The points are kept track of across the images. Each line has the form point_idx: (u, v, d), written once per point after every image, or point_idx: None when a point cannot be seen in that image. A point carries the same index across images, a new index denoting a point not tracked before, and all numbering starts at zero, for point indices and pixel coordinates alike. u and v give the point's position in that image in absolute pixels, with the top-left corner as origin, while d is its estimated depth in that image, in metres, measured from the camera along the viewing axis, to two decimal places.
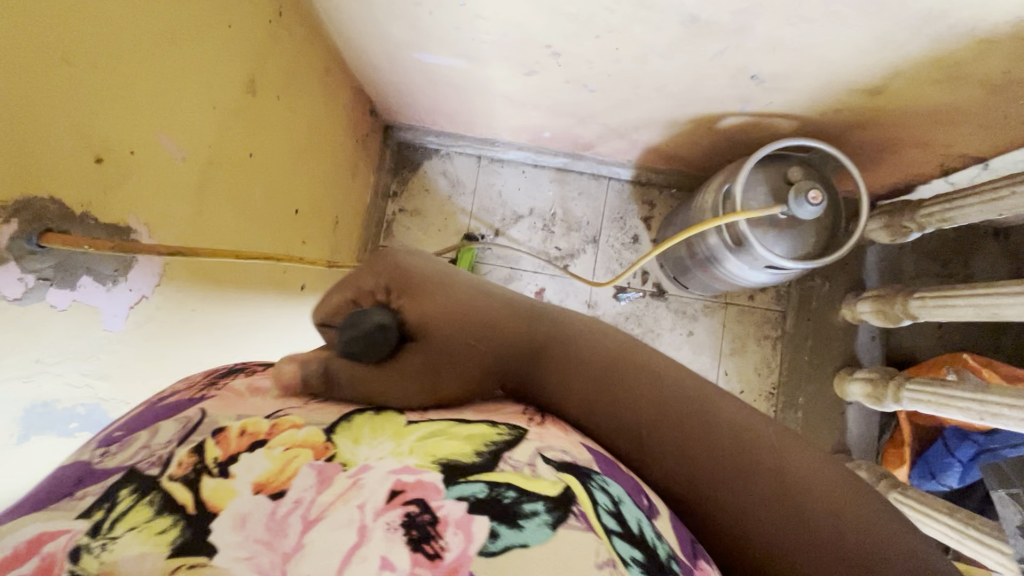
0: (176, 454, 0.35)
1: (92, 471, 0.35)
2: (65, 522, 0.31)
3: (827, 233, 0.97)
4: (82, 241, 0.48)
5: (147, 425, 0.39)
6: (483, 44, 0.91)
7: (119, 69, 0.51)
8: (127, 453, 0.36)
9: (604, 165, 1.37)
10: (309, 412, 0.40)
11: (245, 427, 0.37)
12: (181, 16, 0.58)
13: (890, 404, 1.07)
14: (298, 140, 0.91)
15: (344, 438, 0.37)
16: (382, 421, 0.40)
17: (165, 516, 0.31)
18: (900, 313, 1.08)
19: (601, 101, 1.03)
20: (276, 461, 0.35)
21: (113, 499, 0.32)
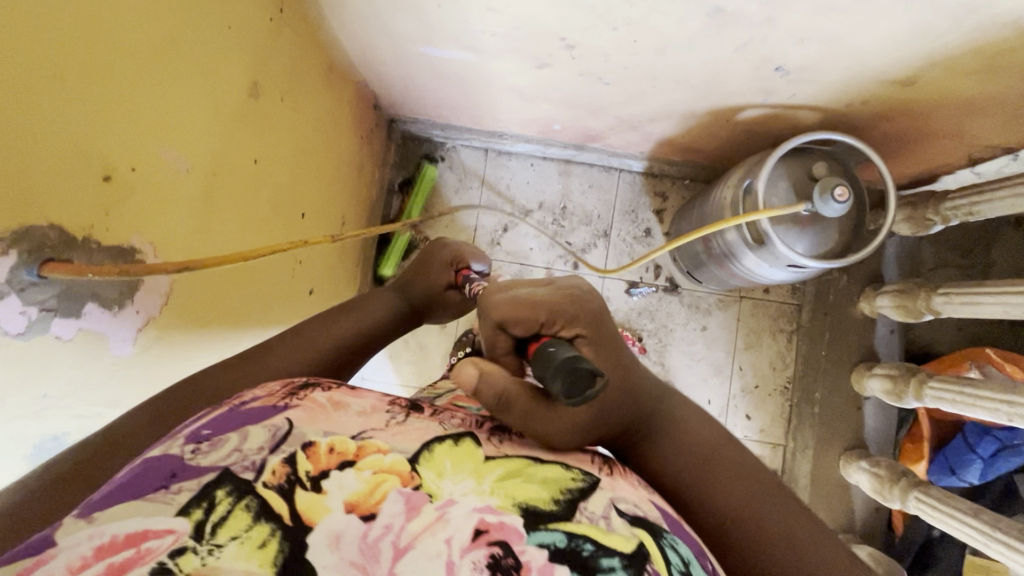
0: (269, 462, 0.41)
1: (185, 466, 0.39)
2: (168, 523, 0.35)
3: (851, 230, 0.94)
4: (85, 268, 0.46)
5: (232, 428, 0.44)
6: (494, 37, 0.87)
7: (116, 81, 0.49)
8: (219, 454, 0.41)
9: (616, 157, 1.33)
10: (389, 437, 0.46)
11: (333, 444, 0.44)
12: (178, 19, 0.55)
13: (911, 401, 1.05)
14: (303, 141, 0.88)
15: (428, 468, 0.44)
16: (458, 450, 0.46)
17: (262, 523, 0.37)
18: (922, 308, 1.06)
19: (616, 94, 1.00)
20: (366, 484, 0.41)
21: (210, 499, 0.37)
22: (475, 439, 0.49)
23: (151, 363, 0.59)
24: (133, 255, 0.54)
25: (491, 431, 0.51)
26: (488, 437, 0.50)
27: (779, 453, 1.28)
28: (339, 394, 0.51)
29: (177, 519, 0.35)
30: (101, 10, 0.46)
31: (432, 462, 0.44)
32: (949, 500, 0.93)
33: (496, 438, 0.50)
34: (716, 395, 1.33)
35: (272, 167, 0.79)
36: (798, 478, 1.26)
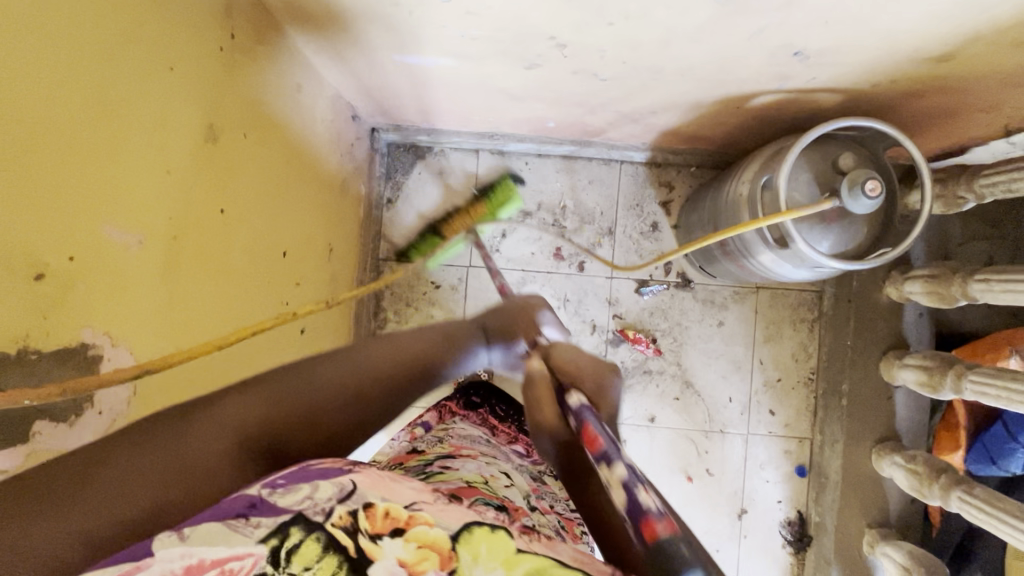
0: (337, 507, 0.41)
1: (263, 499, 0.40)
2: (249, 547, 0.37)
3: (879, 222, 0.86)
4: (19, 396, 0.39)
5: (307, 474, 0.44)
6: (475, 41, 0.77)
7: (35, 167, 0.41)
8: (293, 496, 0.41)
9: (616, 149, 1.25)
10: (438, 512, 0.43)
11: (389, 509, 0.42)
12: (103, 73, 0.47)
13: (948, 393, 0.99)
14: (277, 173, 0.80)
15: (465, 550, 0.40)
16: (497, 534, 0.42)
17: (329, 560, 0.38)
18: (957, 295, 0.99)
19: (614, 90, 0.90)
20: (410, 555, 0.39)
21: (285, 531, 0.38)
22: (509, 532, 0.43)
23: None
24: (85, 354, 0.48)
25: (522, 529, 0.46)
26: (519, 531, 0.44)
27: (806, 448, 1.28)
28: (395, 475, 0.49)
29: (258, 544, 0.37)
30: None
31: (469, 543, 0.40)
32: (996, 502, 0.87)
33: (526, 534, 0.44)
34: (737, 392, 1.28)
35: (244, 212, 0.71)
36: (828, 473, 1.22)
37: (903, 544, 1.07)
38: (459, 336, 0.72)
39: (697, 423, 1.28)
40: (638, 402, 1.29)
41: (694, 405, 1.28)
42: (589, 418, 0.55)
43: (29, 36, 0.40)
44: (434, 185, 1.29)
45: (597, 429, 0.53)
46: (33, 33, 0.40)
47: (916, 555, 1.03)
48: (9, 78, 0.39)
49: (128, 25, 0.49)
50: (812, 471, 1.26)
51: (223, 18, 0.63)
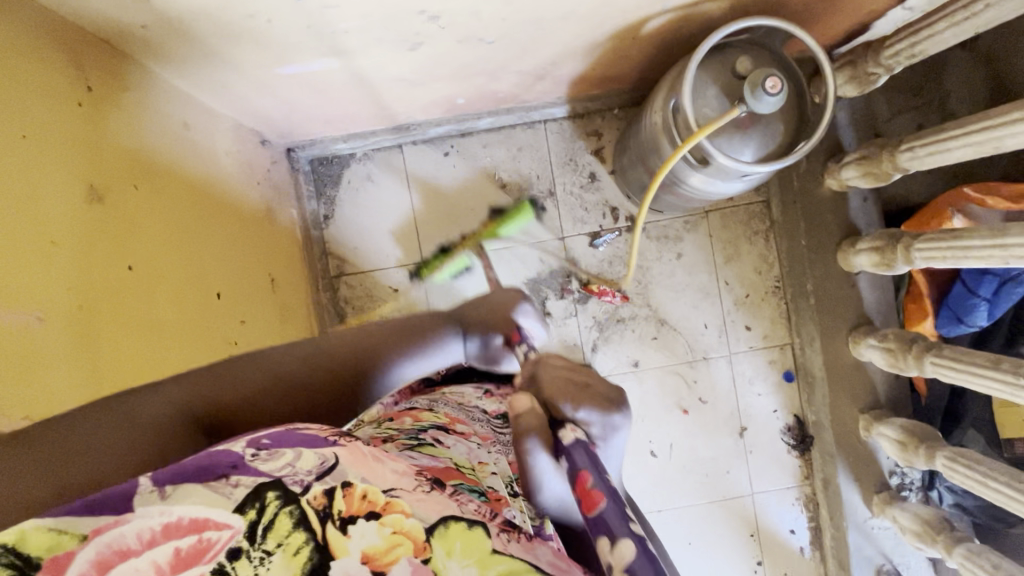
0: (314, 486, 0.41)
1: (243, 464, 0.42)
2: (227, 517, 0.38)
3: (794, 118, 0.86)
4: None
5: (291, 446, 0.45)
6: (346, 34, 0.75)
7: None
8: (274, 464, 0.42)
9: (535, 110, 1.23)
10: (416, 499, 0.43)
11: (367, 490, 0.42)
12: None
13: (902, 266, 1.00)
14: (187, 217, 0.78)
15: (440, 543, 0.41)
16: (473, 531, 0.42)
17: (299, 534, 0.38)
18: (890, 169, 0.99)
19: (505, 51, 0.89)
20: (383, 539, 0.40)
21: (262, 501, 0.39)
22: (487, 529, 0.44)
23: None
24: None
25: (503, 526, 0.46)
26: (496, 530, 0.45)
27: (788, 354, 1.30)
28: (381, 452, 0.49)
29: (233, 517, 0.38)
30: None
31: (444, 537, 0.41)
32: (965, 358, 0.89)
33: (506, 534, 0.45)
34: (711, 317, 1.29)
35: (161, 264, 0.70)
36: (812, 370, 1.25)
37: (895, 420, 1.10)
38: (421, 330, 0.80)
39: (680, 357, 1.30)
40: (619, 350, 1.30)
41: (673, 340, 1.30)
42: (586, 467, 0.56)
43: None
44: (366, 190, 1.28)
45: (597, 484, 0.54)
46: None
47: (909, 428, 1.05)
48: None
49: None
50: (799, 373, 1.29)
51: (75, 73, 0.60)
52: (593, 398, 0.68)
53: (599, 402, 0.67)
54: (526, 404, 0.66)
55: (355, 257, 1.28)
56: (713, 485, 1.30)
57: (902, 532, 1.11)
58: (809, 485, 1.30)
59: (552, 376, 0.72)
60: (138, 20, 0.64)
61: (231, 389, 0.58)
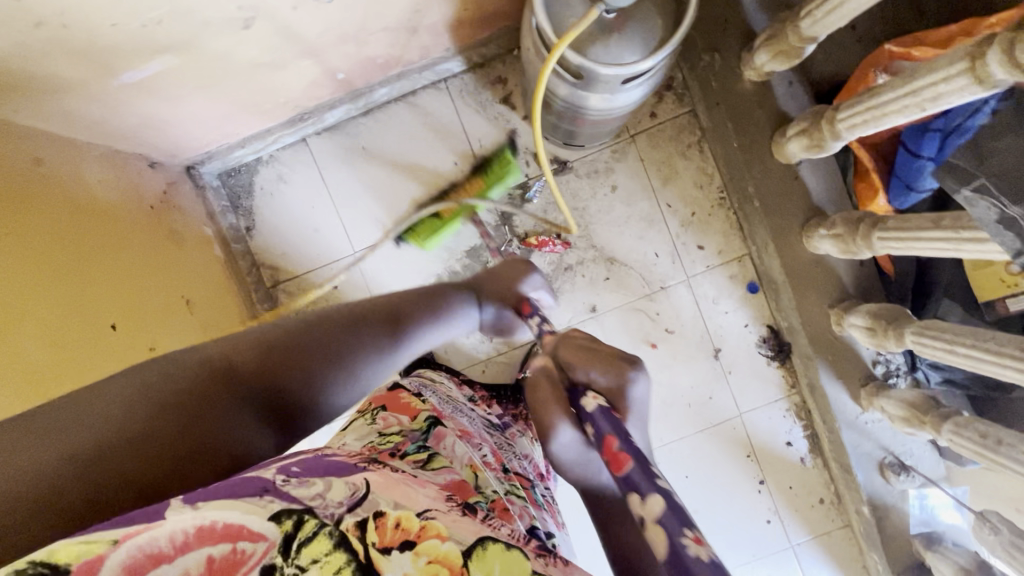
0: (344, 517, 0.45)
1: (277, 485, 0.45)
2: (265, 533, 0.40)
3: (673, 6, 0.79)
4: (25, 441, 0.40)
5: (322, 470, 0.50)
6: (162, 24, 0.71)
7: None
8: (307, 490, 0.46)
9: (429, 69, 1.17)
10: (449, 523, 0.49)
11: (399, 519, 0.47)
12: None
13: (833, 144, 0.93)
14: (53, 252, 0.75)
15: (477, 567, 0.46)
16: (510, 552, 0.48)
17: (337, 554, 0.42)
18: (798, 43, 0.91)
19: (355, 6, 0.83)
20: (419, 572, 0.44)
21: (298, 517, 0.42)
22: (524, 553, 0.49)
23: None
24: None
25: (539, 551, 0.51)
26: (534, 554, 0.50)
27: (748, 265, 1.24)
28: (408, 478, 0.56)
29: (269, 530, 0.41)
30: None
31: (482, 560, 0.46)
32: (908, 225, 0.82)
33: (543, 559, 0.50)
34: (661, 244, 1.23)
35: (25, 305, 0.67)
36: (774, 277, 1.20)
37: (863, 306, 1.02)
38: (447, 294, 0.78)
39: (637, 292, 1.24)
40: (573, 299, 1.24)
41: (627, 277, 1.24)
42: (611, 431, 0.53)
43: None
44: (281, 192, 1.23)
45: (624, 447, 0.51)
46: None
47: (875, 312, 0.99)
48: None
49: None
50: (763, 282, 1.23)
51: None
52: (608, 355, 0.63)
53: (613, 364, 0.61)
54: (544, 386, 0.63)
55: (286, 263, 1.24)
56: (699, 414, 1.25)
57: (892, 421, 1.06)
58: (796, 393, 1.25)
59: (570, 352, 0.66)
60: None
61: (273, 345, 0.56)
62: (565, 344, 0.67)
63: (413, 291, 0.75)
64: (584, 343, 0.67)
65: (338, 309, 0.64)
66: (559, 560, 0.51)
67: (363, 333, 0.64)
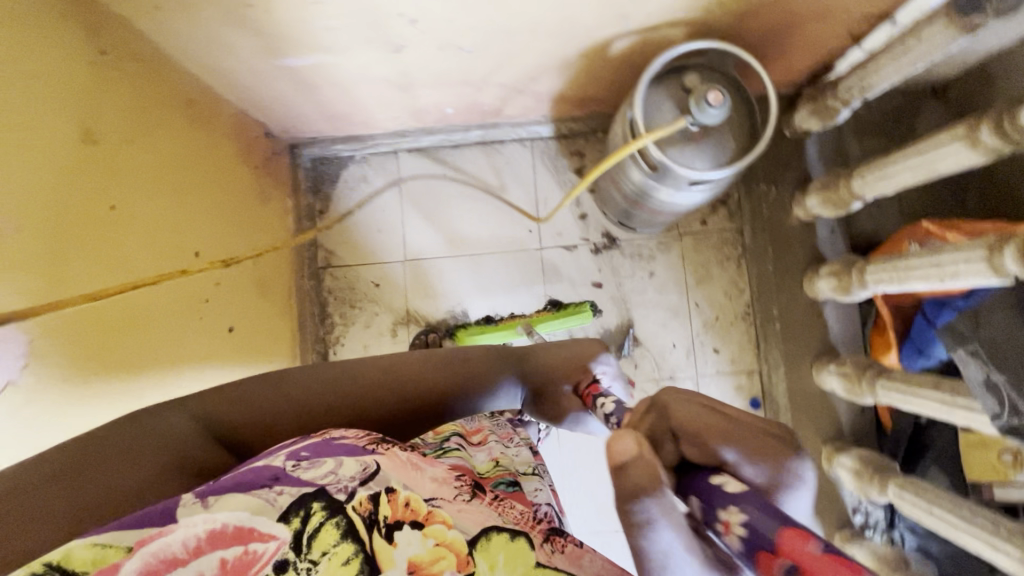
0: (358, 493, 0.53)
1: (286, 472, 0.53)
2: (273, 533, 0.49)
3: (746, 136, 0.92)
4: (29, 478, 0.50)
5: (327, 454, 0.56)
6: (334, 32, 0.86)
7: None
8: (318, 471, 0.54)
9: (522, 127, 1.32)
10: (455, 510, 0.56)
11: (409, 500, 0.54)
12: None
13: (857, 291, 1.02)
14: (174, 177, 0.86)
15: (483, 557, 0.53)
16: (515, 543, 0.54)
17: (343, 546, 0.50)
18: (847, 197, 1.03)
19: (485, 61, 0.98)
20: (427, 552, 0.51)
21: (305, 510, 0.50)
22: (529, 541, 0.55)
23: (55, 382, 0.63)
24: None
25: (546, 536, 0.57)
26: (540, 542, 0.56)
27: (757, 380, 1.27)
28: (416, 456, 0.61)
29: (276, 530, 0.49)
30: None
31: (485, 551, 0.53)
32: (909, 382, 0.90)
33: (549, 545, 0.55)
34: (679, 337, 1.30)
35: (140, 212, 0.78)
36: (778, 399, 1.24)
37: (854, 450, 1.08)
38: (473, 366, 0.76)
39: (647, 374, 1.30)
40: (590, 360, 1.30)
41: (642, 357, 1.30)
42: (782, 526, 0.36)
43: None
44: (359, 190, 1.36)
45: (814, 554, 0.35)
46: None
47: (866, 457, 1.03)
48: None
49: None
50: (766, 402, 1.25)
51: (89, 35, 0.70)
52: (754, 431, 0.43)
53: (773, 438, 0.42)
54: (641, 462, 0.40)
55: (342, 251, 1.36)
56: None
57: None
58: None
59: (686, 410, 0.44)
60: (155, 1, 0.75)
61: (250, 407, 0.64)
62: (670, 412, 0.45)
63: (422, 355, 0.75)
64: (708, 404, 0.44)
65: (352, 371, 0.70)
66: (569, 542, 0.56)
67: (367, 396, 0.70)
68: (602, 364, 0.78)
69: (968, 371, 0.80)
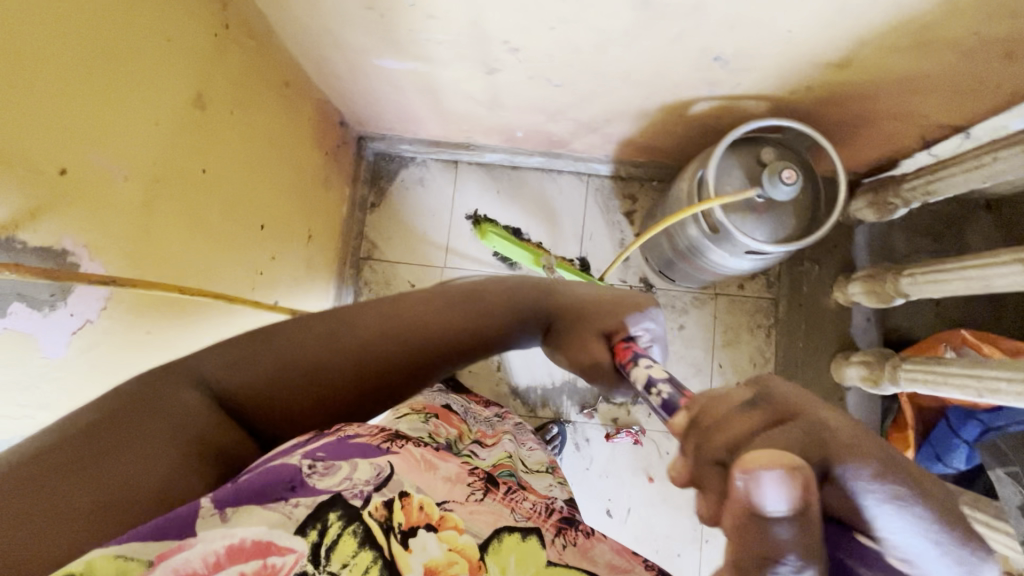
0: (373, 497, 0.48)
1: (303, 481, 0.48)
2: (290, 545, 0.44)
3: (807, 215, 0.94)
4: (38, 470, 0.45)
5: (343, 458, 0.52)
6: (438, 45, 0.89)
7: (20, 83, 0.48)
8: (334, 479, 0.49)
9: (582, 162, 1.35)
10: (468, 512, 0.52)
11: (422, 503, 0.51)
12: (124, 32, 0.59)
13: (887, 385, 1.03)
14: (259, 151, 0.89)
15: (494, 560, 0.49)
16: (527, 543, 0.51)
17: (362, 554, 0.45)
18: (891, 292, 1.05)
19: (569, 96, 1.02)
20: (442, 556, 0.48)
21: (321, 521, 0.45)
22: (542, 539, 0.52)
23: (123, 329, 0.64)
24: (62, 259, 0.55)
25: (560, 528, 0.55)
26: (552, 538, 0.53)
27: None
28: (428, 454, 0.58)
29: (294, 542, 0.44)
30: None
31: (497, 554, 0.50)
32: None
33: (562, 540, 0.53)
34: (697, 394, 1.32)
35: (227, 178, 0.81)
36: None
37: None
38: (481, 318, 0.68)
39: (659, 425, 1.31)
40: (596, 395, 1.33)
41: None
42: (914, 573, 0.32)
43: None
44: (414, 191, 1.40)
45: None
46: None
47: None
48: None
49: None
50: None
51: (219, 8, 0.74)
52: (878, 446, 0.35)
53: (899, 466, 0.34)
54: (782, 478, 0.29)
55: (385, 246, 1.39)
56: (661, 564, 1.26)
57: None
58: None
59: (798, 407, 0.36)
60: None
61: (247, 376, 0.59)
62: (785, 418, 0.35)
63: (420, 307, 0.66)
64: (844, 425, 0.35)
65: (339, 327, 0.63)
66: (580, 533, 0.54)
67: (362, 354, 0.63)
68: (647, 321, 0.68)
69: (1004, 491, 0.84)
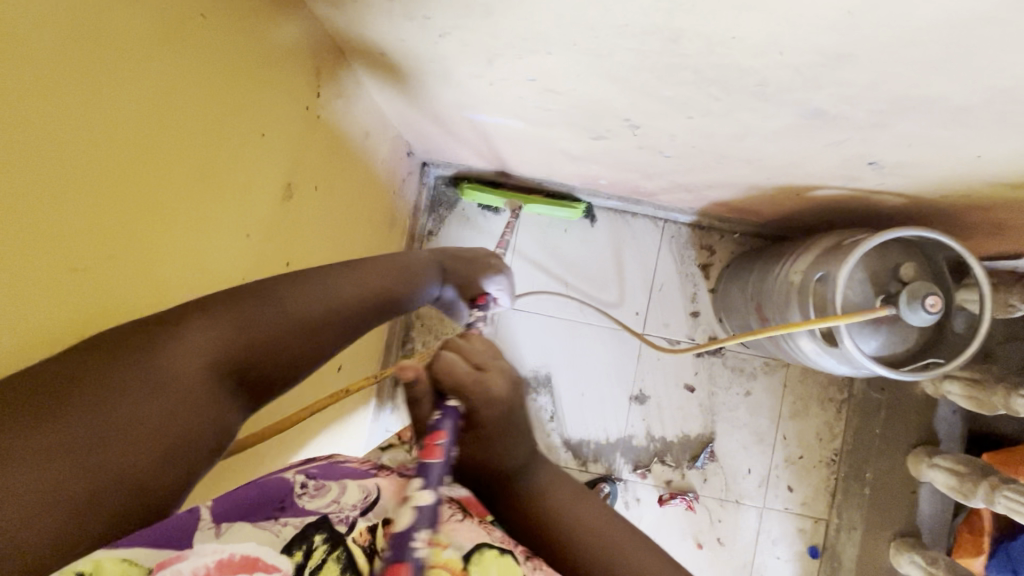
0: (358, 523, 0.47)
1: (293, 502, 0.48)
2: (277, 561, 0.42)
3: (930, 331, 0.85)
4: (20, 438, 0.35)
5: (336, 478, 0.52)
6: (548, 112, 0.78)
7: (121, 231, 0.44)
8: (322, 500, 0.49)
9: (662, 210, 1.24)
10: (451, 529, 0.50)
11: None
12: (214, 147, 0.52)
13: (978, 500, 0.98)
14: (338, 217, 0.82)
15: (477, 570, 0.47)
16: (504, 558, 0.49)
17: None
18: (998, 404, 0.97)
19: (677, 165, 0.90)
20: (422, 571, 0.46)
21: (309, 544, 0.44)
22: (515, 557, 0.50)
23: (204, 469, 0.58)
24: None
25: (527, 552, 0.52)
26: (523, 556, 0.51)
27: (821, 530, 1.24)
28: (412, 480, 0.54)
29: (282, 559, 0.43)
30: (111, 145, 0.41)
31: (481, 563, 0.47)
32: None
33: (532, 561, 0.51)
34: (757, 464, 1.26)
35: (309, 261, 0.75)
36: (842, 558, 1.21)
37: None
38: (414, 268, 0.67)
39: (713, 492, 1.26)
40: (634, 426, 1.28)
41: (713, 474, 1.26)
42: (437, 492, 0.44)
43: (149, 98, 0.43)
44: (474, 222, 1.29)
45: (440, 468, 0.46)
46: (153, 82, 0.44)
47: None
48: (106, 139, 0.41)
49: (228, 84, 0.52)
50: (825, 553, 1.23)
51: (312, 80, 0.65)
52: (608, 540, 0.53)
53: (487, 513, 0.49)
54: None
55: None
56: None
57: None
58: None
59: None
60: (380, 49, 0.68)
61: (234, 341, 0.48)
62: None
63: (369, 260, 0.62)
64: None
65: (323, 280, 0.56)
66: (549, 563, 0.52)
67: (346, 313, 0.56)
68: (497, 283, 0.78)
69: None
